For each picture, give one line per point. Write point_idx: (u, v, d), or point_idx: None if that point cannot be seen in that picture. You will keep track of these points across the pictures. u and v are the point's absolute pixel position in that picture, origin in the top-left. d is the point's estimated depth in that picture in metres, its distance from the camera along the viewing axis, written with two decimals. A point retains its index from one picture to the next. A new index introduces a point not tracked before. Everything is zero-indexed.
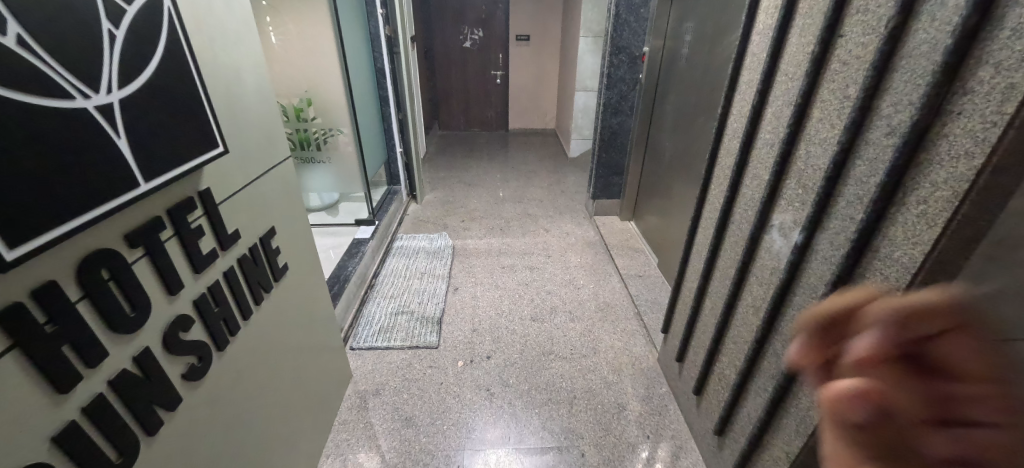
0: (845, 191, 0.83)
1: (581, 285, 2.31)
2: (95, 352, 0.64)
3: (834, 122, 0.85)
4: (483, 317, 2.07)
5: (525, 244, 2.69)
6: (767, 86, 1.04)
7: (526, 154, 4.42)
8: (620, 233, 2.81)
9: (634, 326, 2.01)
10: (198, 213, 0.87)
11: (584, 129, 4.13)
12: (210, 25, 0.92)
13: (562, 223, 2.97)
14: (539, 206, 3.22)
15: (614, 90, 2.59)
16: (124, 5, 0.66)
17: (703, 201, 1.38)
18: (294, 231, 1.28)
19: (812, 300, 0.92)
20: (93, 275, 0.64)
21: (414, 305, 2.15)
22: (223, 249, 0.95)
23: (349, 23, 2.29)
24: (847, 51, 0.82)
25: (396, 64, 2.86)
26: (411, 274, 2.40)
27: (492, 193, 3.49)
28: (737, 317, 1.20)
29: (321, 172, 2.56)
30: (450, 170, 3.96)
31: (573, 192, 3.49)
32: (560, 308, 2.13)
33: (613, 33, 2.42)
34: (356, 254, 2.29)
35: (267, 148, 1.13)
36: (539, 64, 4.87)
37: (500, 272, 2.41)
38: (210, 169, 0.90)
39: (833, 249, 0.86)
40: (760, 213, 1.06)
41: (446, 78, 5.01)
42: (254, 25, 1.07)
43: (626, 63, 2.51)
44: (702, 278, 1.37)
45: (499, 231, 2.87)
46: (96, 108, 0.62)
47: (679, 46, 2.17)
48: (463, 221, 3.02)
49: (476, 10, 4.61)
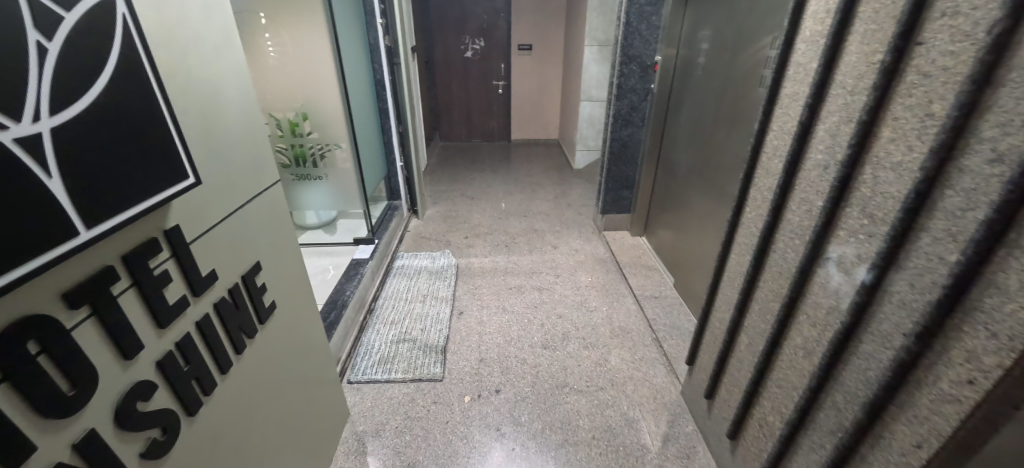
0: (929, 226, 0.70)
1: (594, 307, 2.17)
2: (15, 449, 0.51)
3: (911, 144, 0.73)
4: (490, 345, 1.93)
5: (533, 263, 2.55)
6: (817, 101, 0.92)
7: (530, 165, 4.30)
8: (631, 249, 2.67)
9: (653, 354, 1.87)
10: (163, 256, 0.74)
11: (589, 140, 3.99)
12: (185, 34, 0.80)
13: (570, 239, 2.83)
14: (545, 221, 3.09)
15: (624, 101, 2.45)
16: (61, 11, 0.54)
17: (736, 224, 1.25)
18: (284, 264, 1.15)
19: (886, 351, 0.78)
20: (13, 352, 0.51)
21: (416, 332, 2.01)
22: (196, 295, 0.81)
23: (347, 34, 2.18)
24: (927, 61, 0.70)
25: (396, 75, 2.75)
26: (413, 297, 2.26)
27: (495, 206, 3.35)
28: (781, 358, 1.07)
29: (318, 190, 2.43)
30: (452, 183, 3.82)
31: (580, 205, 3.35)
32: (573, 334, 1.98)
33: (623, 42, 2.30)
34: (354, 277, 2.15)
35: (252, 170, 1.00)
36: (542, 73, 4.77)
37: (507, 294, 2.27)
38: (180, 204, 0.77)
39: (915, 294, 0.72)
40: (811, 243, 0.93)
41: (446, 88, 4.91)
42: (235, 34, 0.95)
43: (637, 73, 2.38)
44: (736, 309, 1.24)
45: (504, 248, 2.73)
46: (18, 141, 0.49)
47: (695, 56, 2.05)
48: (467, 238, 2.88)
49: (477, 19, 4.52)
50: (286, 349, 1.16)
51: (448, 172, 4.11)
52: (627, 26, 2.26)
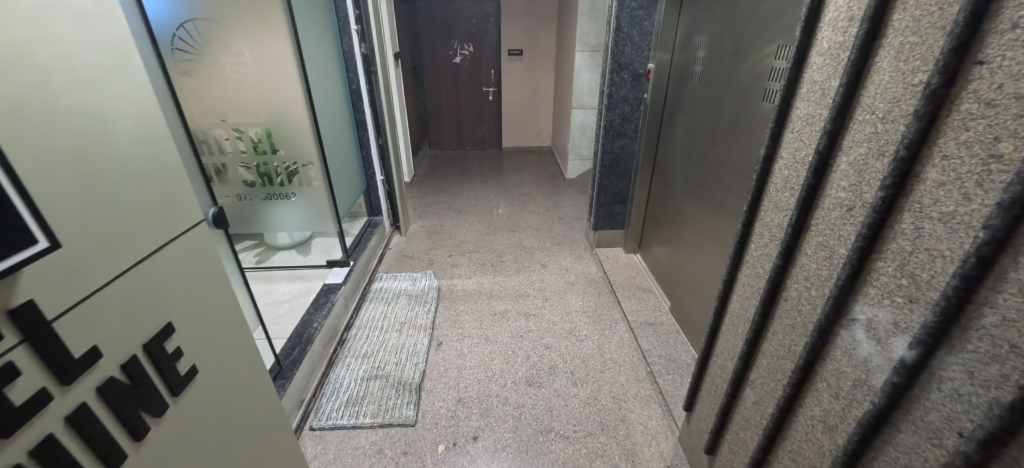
0: (996, 302, 0.54)
1: (584, 336, 2.00)
2: None
3: (970, 192, 0.57)
4: (470, 382, 1.76)
5: (520, 285, 2.38)
6: (840, 127, 0.76)
7: (521, 175, 4.13)
8: (625, 268, 2.50)
9: (647, 391, 1.70)
10: (9, 342, 0.58)
11: (581, 148, 3.83)
12: (45, 56, 0.63)
13: (561, 257, 2.66)
14: (534, 236, 2.92)
15: (616, 111, 2.29)
16: None
17: (739, 262, 1.09)
18: (219, 317, 0.98)
19: (935, 448, 0.62)
20: None
21: (389, 367, 1.83)
22: (67, 381, 0.65)
23: (313, 42, 2.02)
24: (991, 87, 0.54)
25: (373, 85, 2.57)
26: (389, 326, 2.07)
27: (483, 220, 3.18)
28: (796, 428, 0.90)
29: (289, 210, 2.21)
30: (439, 196, 3.65)
31: (572, 219, 3.19)
32: (560, 368, 1.82)
33: (615, 48, 2.14)
34: (324, 305, 1.97)
35: (165, 213, 0.84)
36: (533, 79, 4.62)
37: (490, 322, 2.10)
38: (38, 273, 0.61)
39: (977, 386, 0.57)
40: (831, 298, 0.77)
41: (435, 95, 4.74)
42: (129, 49, 0.77)
43: (629, 81, 2.22)
44: (739, 360, 1.07)
45: (490, 267, 2.56)
46: None
47: (690, 64, 1.90)
48: (451, 256, 2.70)
49: (466, 23, 4.36)
50: (226, 413, 1.00)
51: (435, 183, 3.94)
52: (618, 32, 2.10)
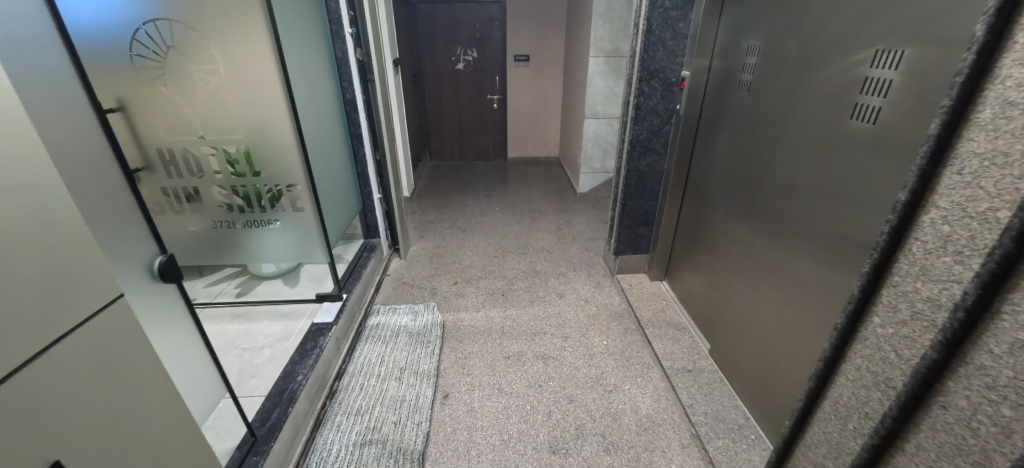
0: None
1: (613, 386, 1.72)
2: None
3: None
4: (482, 449, 1.48)
5: (534, 320, 2.10)
6: None
7: (529, 189, 3.86)
8: (653, 299, 2.22)
9: (694, 461, 1.42)
10: None
11: (594, 161, 3.55)
12: None
13: (579, 285, 2.38)
14: (548, 260, 2.64)
15: (644, 124, 2.03)
16: None
17: (850, 337, 0.82)
18: (150, 420, 0.73)
19: None
20: None
21: (387, 427, 1.55)
22: None
23: (301, 46, 1.74)
24: None
25: (370, 94, 2.30)
26: (387, 373, 1.79)
27: (490, 241, 2.90)
28: None
29: (272, 239, 1.89)
30: (441, 212, 3.37)
31: (587, 239, 2.91)
32: (589, 429, 1.54)
33: (644, 54, 1.88)
34: (311, 351, 1.69)
35: (49, 299, 0.58)
36: (540, 86, 4.37)
37: (503, 369, 1.81)
38: None
39: None
40: None
41: (436, 102, 4.47)
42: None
43: (660, 91, 1.96)
44: None
45: (500, 298, 2.28)
46: None
47: (735, 72, 1.64)
48: (456, 283, 2.43)
49: (470, 27, 4.12)
50: None
51: (437, 198, 3.66)
52: (649, 35, 1.85)
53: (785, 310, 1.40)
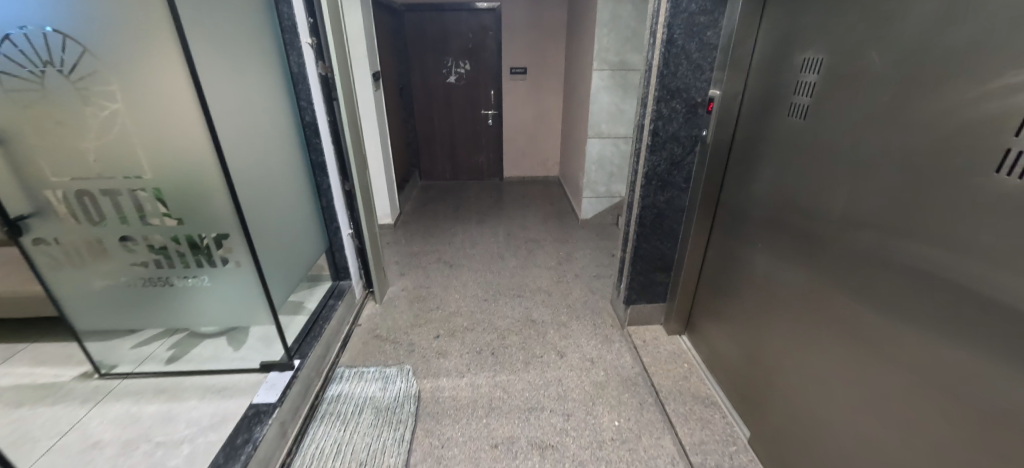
0: None
1: None
2: None
3: None
4: None
5: (529, 390, 1.73)
6: None
7: (526, 214, 3.50)
8: (673, 361, 1.84)
9: None
10: None
11: (598, 185, 3.18)
12: None
13: (583, 341, 2.00)
14: (546, 306, 2.27)
15: (661, 153, 1.67)
16: None
17: None
18: None
19: None
20: None
21: None
22: None
23: (236, 62, 1.40)
24: None
25: (336, 116, 1.95)
26: None
27: (479, 280, 2.53)
28: None
29: (204, 299, 1.53)
30: (427, 243, 3.00)
31: (591, 278, 2.54)
32: None
33: (663, 68, 1.53)
34: (239, 451, 1.29)
35: None
36: (539, 101, 4.03)
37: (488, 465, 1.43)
38: None
39: None
40: None
41: (426, 118, 4.14)
42: None
43: (681, 113, 1.61)
44: None
45: (489, 359, 1.90)
46: None
47: (784, 92, 1.28)
48: (438, 338, 2.05)
49: (462, 38, 3.81)
50: None
51: (424, 225, 3.30)
52: (669, 45, 1.50)
53: (871, 420, 1.01)
